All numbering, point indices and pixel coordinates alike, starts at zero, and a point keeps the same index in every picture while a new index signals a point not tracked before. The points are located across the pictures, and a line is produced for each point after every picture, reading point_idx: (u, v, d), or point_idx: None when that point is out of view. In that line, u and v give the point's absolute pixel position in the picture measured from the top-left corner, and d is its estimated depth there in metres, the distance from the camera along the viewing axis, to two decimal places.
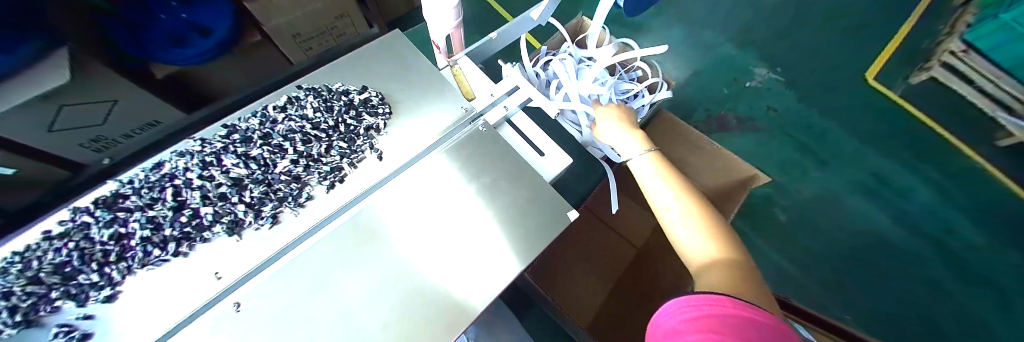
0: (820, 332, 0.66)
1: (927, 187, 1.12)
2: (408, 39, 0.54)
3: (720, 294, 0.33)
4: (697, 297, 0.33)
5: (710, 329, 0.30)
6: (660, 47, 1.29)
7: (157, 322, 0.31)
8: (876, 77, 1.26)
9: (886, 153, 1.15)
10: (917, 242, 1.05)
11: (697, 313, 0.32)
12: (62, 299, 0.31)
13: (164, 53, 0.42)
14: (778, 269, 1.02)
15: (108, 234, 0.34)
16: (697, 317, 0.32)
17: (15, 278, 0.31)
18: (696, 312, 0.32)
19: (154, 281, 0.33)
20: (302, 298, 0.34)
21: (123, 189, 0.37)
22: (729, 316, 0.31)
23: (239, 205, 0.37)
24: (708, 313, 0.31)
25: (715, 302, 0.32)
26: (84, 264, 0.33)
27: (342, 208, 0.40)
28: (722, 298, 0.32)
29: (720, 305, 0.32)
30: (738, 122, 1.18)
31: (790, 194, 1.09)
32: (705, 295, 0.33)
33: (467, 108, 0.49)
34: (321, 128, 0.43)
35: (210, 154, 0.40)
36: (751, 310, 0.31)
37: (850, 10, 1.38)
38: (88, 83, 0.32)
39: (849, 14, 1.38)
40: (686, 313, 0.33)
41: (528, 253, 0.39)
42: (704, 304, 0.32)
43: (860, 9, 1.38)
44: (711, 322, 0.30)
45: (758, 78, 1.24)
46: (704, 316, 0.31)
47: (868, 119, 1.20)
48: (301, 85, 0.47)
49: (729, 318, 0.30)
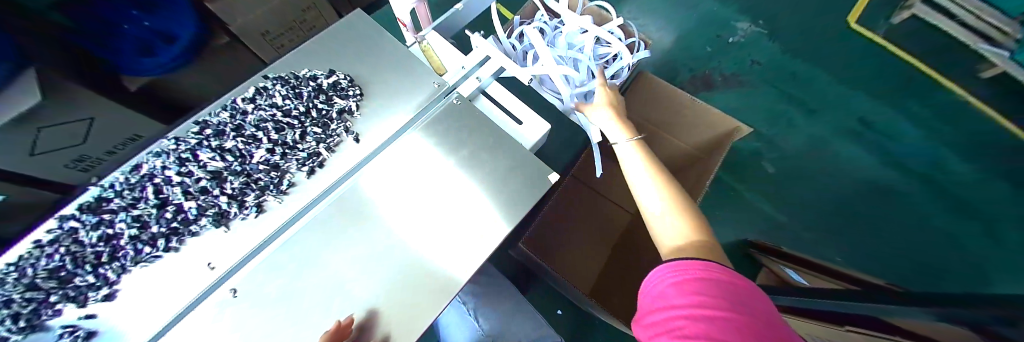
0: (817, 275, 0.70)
1: (912, 124, 1.13)
2: (371, 18, 0.53)
3: (709, 260, 0.34)
4: (685, 262, 0.35)
5: (701, 288, 0.31)
6: (640, 10, 1.26)
7: (158, 312, 0.33)
8: (858, 21, 1.24)
9: (871, 96, 1.16)
10: (902, 181, 1.08)
11: (687, 275, 0.33)
12: (62, 302, 0.32)
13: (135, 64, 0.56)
14: (770, 219, 1.04)
15: (97, 237, 0.35)
16: (686, 279, 0.33)
17: (13, 286, 0.32)
18: (684, 275, 0.33)
19: (150, 276, 0.34)
20: (293, 280, 0.36)
21: (105, 193, 0.38)
22: (716, 277, 0.32)
23: (221, 197, 0.38)
24: (697, 276, 0.33)
25: (703, 265, 0.34)
26: (78, 267, 0.34)
27: (323, 191, 0.40)
28: (710, 263, 0.34)
29: (708, 269, 0.33)
30: (723, 79, 1.17)
31: (777, 145, 1.11)
32: (694, 259, 0.34)
33: (440, 83, 0.49)
34: (293, 115, 0.43)
35: (186, 151, 0.40)
36: (733, 274, 0.33)
37: None
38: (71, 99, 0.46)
39: None
40: (675, 277, 0.34)
41: (509, 216, 0.40)
42: (692, 267, 0.34)
43: None
44: (701, 283, 0.32)
45: (741, 32, 1.23)
46: (693, 278, 0.32)
47: (853, 63, 1.19)
48: (268, 75, 0.46)
49: (718, 279, 0.32)
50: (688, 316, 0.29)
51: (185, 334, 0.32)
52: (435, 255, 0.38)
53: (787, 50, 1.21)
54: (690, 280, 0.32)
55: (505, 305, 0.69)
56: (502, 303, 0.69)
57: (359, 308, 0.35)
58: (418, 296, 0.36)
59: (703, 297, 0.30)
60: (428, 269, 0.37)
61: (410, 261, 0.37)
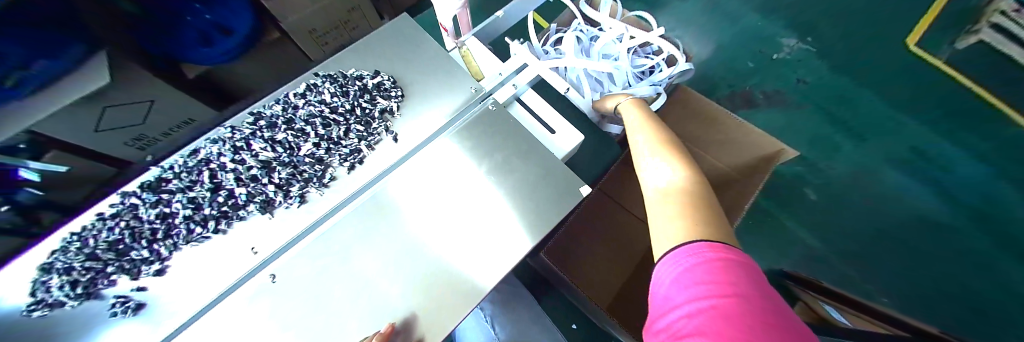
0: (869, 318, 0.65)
1: (977, 160, 1.03)
2: (416, 23, 0.55)
3: (698, 239, 0.29)
4: (677, 249, 0.29)
5: (698, 277, 0.26)
6: (678, 21, 1.23)
7: (200, 292, 0.35)
8: (917, 44, 1.16)
9: (930, 124, 1.07)
10: (963, 220, 0.98)
11: (682, 265, 0.28)
12: (117, 274, 0.35)
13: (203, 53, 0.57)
14: (807, 249, 0.97)
15: (154, 214, 0.37)
16: (683, 270, 0.28)
17: (74, 255, 0.35)
18: (681, 265, 0.28)
19: (198, 256, 0.37)
20: (329, 270, 0.36)
21: (165, 174, 0.41)
22: (714, 260, 0.27)
23: (269, 186, 0.40)
24: (694, 264, 0.27)
25: (697, 249, 0.28)
26: (134, 242, 0.37)
27: (363, 188, 0.42)
28: (700, 243, 0.28)
29: (703, 252, 0.28)
30: (764, 97, 1.12)
31: (820, 171, 1.04)
32: (685, 244, 0.29)
33: (478, 89, 0.49)
34: (339, 112, 0.45)
35: (241, 140, 0.42)
36: (729, 250, 0.28)
37: None
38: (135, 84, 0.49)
39: None
40: (672, 269, 0.29)
41: (541, 226, 0.39)
42: (687, 254, 0.28)
43: None
44: (699, 271, 0.27)
45: (786, 50, 1.17)
46: (690, 267, 0.27)
47: (909, 87, 1.11)
48: (318, 73, 0.49)
49: (717, 262, 0.27)
50: (689, 314, 0.25)
51: (229, 316, 0.34)
52: (469, 263, 0.37)
53: (836, 71, 1.14)
54: (688, 270, 0.27)
55: (525, 315, 0.68)
56: (520, 315, 0.68)
57: (393, 305, 0.35)
58: (445, 300, 0.35)
59: (700, 286, 0.26)
60: (460, 275, 0.37)
61: (442, 264, 0.37)
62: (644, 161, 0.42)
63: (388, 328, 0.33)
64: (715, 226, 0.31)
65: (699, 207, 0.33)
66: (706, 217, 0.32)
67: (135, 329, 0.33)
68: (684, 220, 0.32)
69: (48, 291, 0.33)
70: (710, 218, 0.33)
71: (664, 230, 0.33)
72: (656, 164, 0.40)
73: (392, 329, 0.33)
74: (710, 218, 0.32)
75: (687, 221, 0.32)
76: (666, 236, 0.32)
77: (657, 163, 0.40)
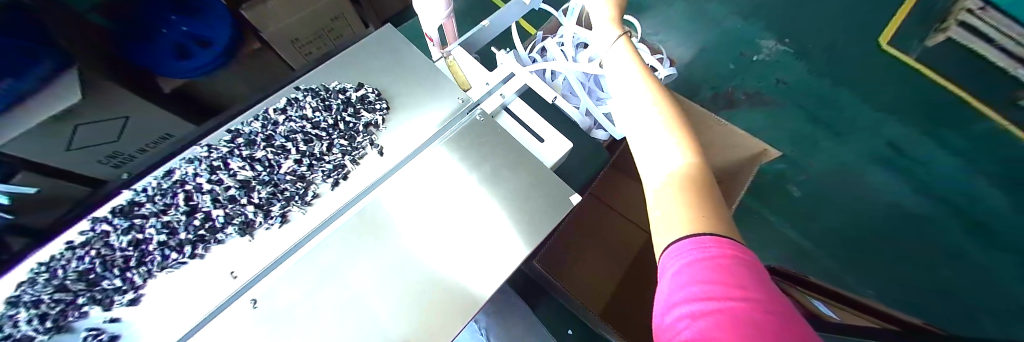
0: (860, 312, 0.63)
1: (948, 152, 1.08)
2: (400, 33, 0.54)
3: (701, 233, 0.25)
4: (680, 243, 0.25)
5: (698, 274, 0.22)
6: (661, 24, 1.26)
7: (176, 320, 0.33)
8: (890, 42, 1.20)
9: (904, 119, 1.11)
10: (939, 211, 1.02)
11: (683, 260, 0.24)
12: (89, 305, 0.33)
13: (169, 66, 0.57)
14: (793, 244, 1.00)
15: (127, 241, 0.36)
16: (684, 266, 0.24)
17: (43, 287, 0.33)
18: (682, 260, 0.24)
19: (174, 283, 0.35)
20: (313, 291, 0.35)
21: (138, 197, 0.39)
22: (719, 257, 0.23)
23: (248, 206, 0.38)
24: (696, 260, 0.23)
25: (700, 244, 0.24)
26: (106, 270, 0.35)
27: (348, 203, 0.41)
28: (705, 238, 0.24)
29: (706, 247, 0.24)
30: (747, 98, 1.15)
31: (803, 168, 1.07)
32: (688, 238, 0.25)
33: (463, 99, 0.49)
34: (321, 127, 0.44)
35: (218, 159, 0.41)
36: (734, 246, 0.24)
37: None
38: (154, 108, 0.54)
39: None
40: (673, 264, 0.25)
41: (530, 237, 0.39)
42: (688, 249, 0.24)
43: None
44: (700, 268, 0.23)
45: (766, 51, 1.21)
46: (691, 263, 0.23)
47: (883, 85, 1.15)
48: (299, 87, 0.48)
49: (721, 260, 0.23)
50: (687, 316, 0.21)
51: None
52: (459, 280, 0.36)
53: (814, 70, 1.18)
54: (689, 266, 0.24)
55: (520, 328, 0.66)
56: (517, 325, 0.66)
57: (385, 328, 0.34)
58: (435, 318, 0.34)
59: (701, 285, 0.22)
60: (450, 293, 0.36)
61: (429, 283, 0.36)
62: (636, 128, 0.36)
63: None
64: (714, 208, 0.27)
65: (701, 190, 0.29)
66: (707, 196, 0.28)
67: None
68: (685, 205, 0.27)
69: (16, 327, 0.31)
70: (711, 195, 0.29)
71: (662, 219, 0.29)
72: (651, 136, 0.34)
73: None
74: (710, 198, 0.29)
75: (688, 206, 0.27)
76: (668, 227, 0.28)
77: (650, 129, 0.34)
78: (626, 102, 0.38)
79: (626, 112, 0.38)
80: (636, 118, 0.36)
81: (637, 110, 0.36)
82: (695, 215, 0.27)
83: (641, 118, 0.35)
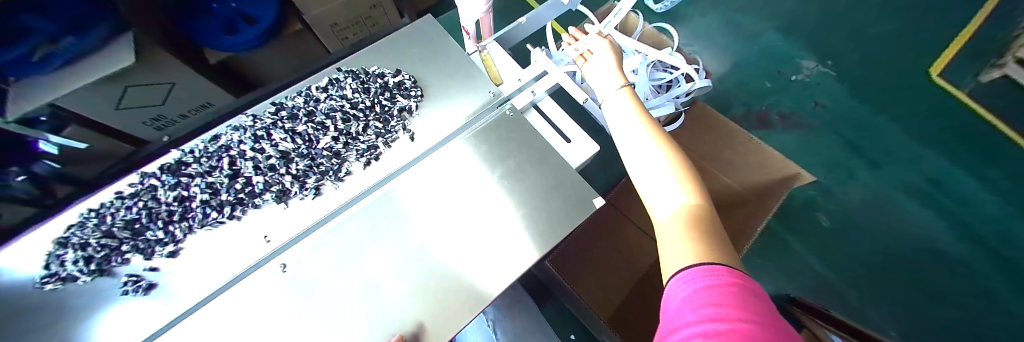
0: None
1: (996, 196, 1.00)
2: (439, 25, 0.55)
3: (709, 261, 0.24)
4: (688, 270, 0.24)
5: (711, 298, 0.21)
6: (697, 36, 1.23)
7: (213, 276, 0.36)
8: (941, 73, 1.13)
9: (949, 157, 1.05)
10: (981, 259, 0.95)
11: (694, 285, 0.22)
12: (131, 253, 0.37)
13: (203, 39, 0.80)
14: (814, 274, 0.96)
15: (173, 196, 0.38)
16: (693, 291, 0.22)
17: (91, 231, 0.37)
18: (692, 285, 0.22)
19: (212, 240, 0.37)
20: (336, 264, 0.37)
21: (185, 157, 0.41)
22: (733, 286, 0.21)
23: (287, 176, 0.40)
24: (707, 285, 0.22)
25: (710, 271, 0.23)
26: (151, 222, 0.38)
27: (378, 183, 0.42)
28: (716, 266, 0.23)
29: (718, 274, 0.22)
30: (781, 119, 1.11)
31: (833, 197, 1.02)
32: (698, 265, 0.24)
33: (495, 94, 0.50)
34: (359, 108, 0.45)
35: (262, 129, 0.43)
36: (743, 277, 0.23)
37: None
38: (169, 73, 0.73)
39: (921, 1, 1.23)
40: (682, 290, 0.23)
41: (551, 236, 0.39)
42: (697, 275, 0.23)
43: None
44: (711, 292, 0.21)
45: (805, 71, 1.16)
46: (702, 288, 0.22)
47: (929, 118, 1.09)
48: (341, 68, 0.50)
49: (731, 287, 0.21)
50: (698, 335, 0.19)
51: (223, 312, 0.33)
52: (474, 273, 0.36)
53: (855, 96, 1.12)
54: (699, 291, 0.22)
55: (528, 328, 0.60)
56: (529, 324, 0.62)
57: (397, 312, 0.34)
58: (449, 303, 0.35)
59: (713, 307, 0.20)
60: (464, 283, 0.36)
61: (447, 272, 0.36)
62: (636, 166, 0.35)
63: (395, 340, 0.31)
64: (718, 236, 0.27)
65: (707, 224, 0.28)
66: (711, 227, 0.28)
67: (125, 317, 0.34)
68: (691, 235, 0.27)
69: (67, 266, 0.35)
70: (716, 226, 0.29)
71: (666, 250, 0.28)
72: (653, 171, 0.33)
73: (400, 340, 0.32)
74: (714, 228, 0.28)
75: (692, 236, 0.26)
76: (673, 257, 0.27)
77: (653, 163, 0.33)
78: (625, 140, 0.38)
79: (625, 151, 0.38)
80: (638, 160, 0.35)
81: (636, 147, 0.36)
82: (701, 244, 0.26)
83: (642, 154, 0.35)
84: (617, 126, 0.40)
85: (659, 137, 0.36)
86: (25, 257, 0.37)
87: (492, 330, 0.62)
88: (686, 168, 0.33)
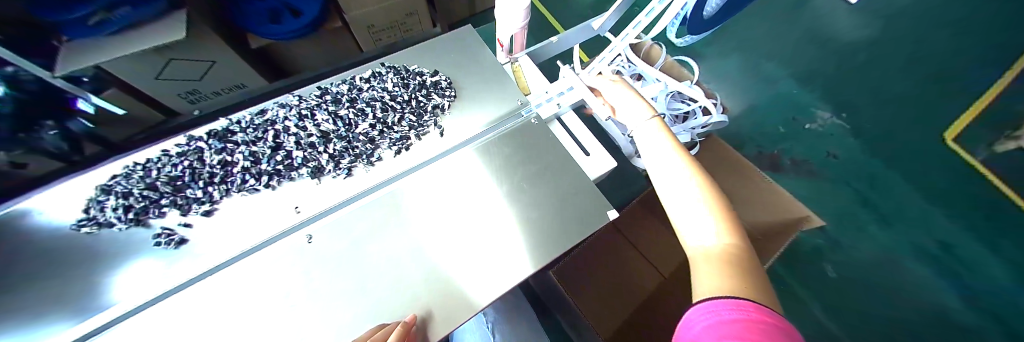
0: None
1: (1007, 267, 0.99)
2: (477, 35, 0.59)
3: (738, 297, 0.25)
4: (713, 302, 0.25)
5: (735, 332, 0.22)
6: (715, 75, 1.27)
7: (244, 238, 0.38)
8: (956, 138, 1.14)
9: (961, 221, 1.04)
10: (992, 331, 0.92)
11: (717, 317, 0.24)
12: (169, 207, 0.39)
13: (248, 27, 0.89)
14: (815, 324, 0.94)
15: (217, 160, 0.41)
16: (717, 322, 0.23)
17: (136, 183, 0.40)
18: (716, 317, 0.24)
19: (247, 205, 0.40)
20: (359, 241, 0.39)
21: (232, 127, 0.44)
22: (756, 322, 0.23)
23: (324, 154, 0.43)
24: (731, 319, 0.23)
25: (736, 306, 0.24)
26: (193, 181, 0.40)
27: (406, 171, 0.45)
28: (742, 301, 0.24)
29: (743, 309, 0.24)
30: (792, 164, 1.12)
31: (839, 247, 1.02)
32: (725, 299, 0.25)
33: (524, 102, 0.52)
34: (397, 100, 0.49)
35: (307, 109, 0.46)
36: (771, 314, 0.24)
37: (949, 60, 1.24)
38: (205, 47, 0.85)
39: (945, 64, 1.24)
40: (703, 319, 0.25)
41: (562, 240, 0.40)
42: (724, 308, 0.24)
43: (961, 61, 1.24)
44: (736, 327, 0.22)
45: (819, 120, 1.18)
46: (727, 321, 0.23)
47: (941, 181, 1.09)
48: (384, 64, 0.53)
49: (756, 323, 0.22)
50: None
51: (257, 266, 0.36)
52: (489, 267, 0.38)
53: (867, 150, 1.14)
54: (724, 324, 0.23)
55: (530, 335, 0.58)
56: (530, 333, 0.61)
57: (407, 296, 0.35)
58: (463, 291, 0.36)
59: None
60: (492, 263, 0.38)
61: (474, 246, 0.39)
62: (671, 198, 0.36)
63: (413, 317, 0.33)
64: (754, 277, 0.28)
65: (744, 264, 0.29)
66: (747, 266, 0.29)
67: (155, 265, 0.36)
68: (726, 273, 0.28)
69: (109, 212, 0.38)
70: (751, 265, 0.30)
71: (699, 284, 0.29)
72: (690, 208, 0.34)
73: (414, 319, 0.33)
74: (750, 268, 0.30)
75: (727, 274, 0.28)
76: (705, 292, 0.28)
77: (687, 198, 0.35)
78: (658, 169, 0.39)
79: (659, 181, 0.39)
80: (674, 193, 0.36)
81: (672, 182, 0.37)
82: (735, 283, 0.27)
83: (678, 189, 0.36)
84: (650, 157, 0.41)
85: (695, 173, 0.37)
86: (67, 200, 0.40)
87: (490, 331, 0.58)
88: (721, 206, 0.34)
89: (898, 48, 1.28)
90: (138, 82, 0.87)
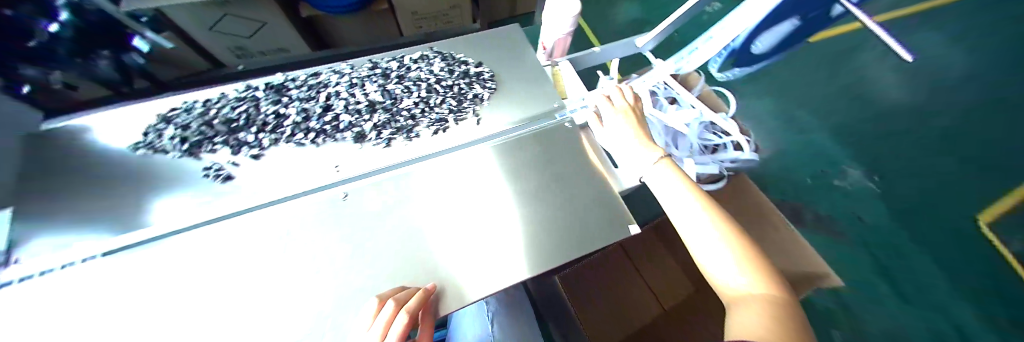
0: None
1: None
2: (524, 35, 0.61)
3: None
4: None
5: None
6: (744, 114, 1.27)
7: (285, 185, 0.41)
8: (998, 222, 1.07)
9: (990, 311, 0.98)
10: None
11: None
12: (221, 145, 0.42)
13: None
14: None
15: (272, 111, 0.44)
16: None
17: (195, 118, 0.44)
18: None
19: (291, 156, 0.43)
20: (388, 208, 0.41)
21: (287, 82, 0.48)
22: None
23: (368, 122, 0.46)
24: None
25: None
26: (247, 125, 0.43)
27: (440, 151, 0.47)
28: None
29: None
30: (812, 218, 1.10)
31: (847, 311, 1.00)
32: None
33: (560, 106, 0.54)
34: (441, 84, 0.51)
35: (358, 78, 0.49)
36: None
37: (1003, 141, 1.18)
38: (259, 9, 0.91)
39: (998, 144, 1.18)
40: None
41: (581, 242, 0.40)
42: None
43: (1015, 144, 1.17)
44: None
45: (846, 178, 1.16)
46: None
47: (974, 264, 1.03)
48: (432, 48, 0.56)
49: None
50: None
51: (260, 222, 0.37)
52: (523, 252, 0.38)
53: (895, 217, 1.10)
54: None
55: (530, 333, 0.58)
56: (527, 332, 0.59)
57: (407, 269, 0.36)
58: (483, 272, 0.37)
59: None
60: (512, 251, 0.38)
61: (494, 234, 0.39)
62: (693, 238, 0.34)
63: (433, 286, 0.34)
64: (798, 327, 0.25)
65: (786, 313, 0.26)
66: (791, 316, 0.26)
67: (201, 197, 0.39)
68: (766, 321, 0.25)
69: (169, 139, 0.42)
70: (794, 315, 0.27)
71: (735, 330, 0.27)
72: (712, 248, 0.32)
73: (436, 289, 0.34)
74: (793, 317, 0.26)
75: (766, 321, 0.25)
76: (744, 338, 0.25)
77: (707, 237, 0.33)
78: (675, 209, 0.37)
79: (677, 220, 0.37)
80: (695, 234, 0.34)
81: (691, 223, 0.35)
82: (776, 332, 0.24)
83: (698, 229, 0.34)
84: (663, 197, 0.39)
85: (714, 212, 0.35)
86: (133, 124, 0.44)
87: (490, 320, 0.60)
88: (748, 247, 0.32)
89: (945, 118, 1.23)
90: (195, 31, 0.93)
